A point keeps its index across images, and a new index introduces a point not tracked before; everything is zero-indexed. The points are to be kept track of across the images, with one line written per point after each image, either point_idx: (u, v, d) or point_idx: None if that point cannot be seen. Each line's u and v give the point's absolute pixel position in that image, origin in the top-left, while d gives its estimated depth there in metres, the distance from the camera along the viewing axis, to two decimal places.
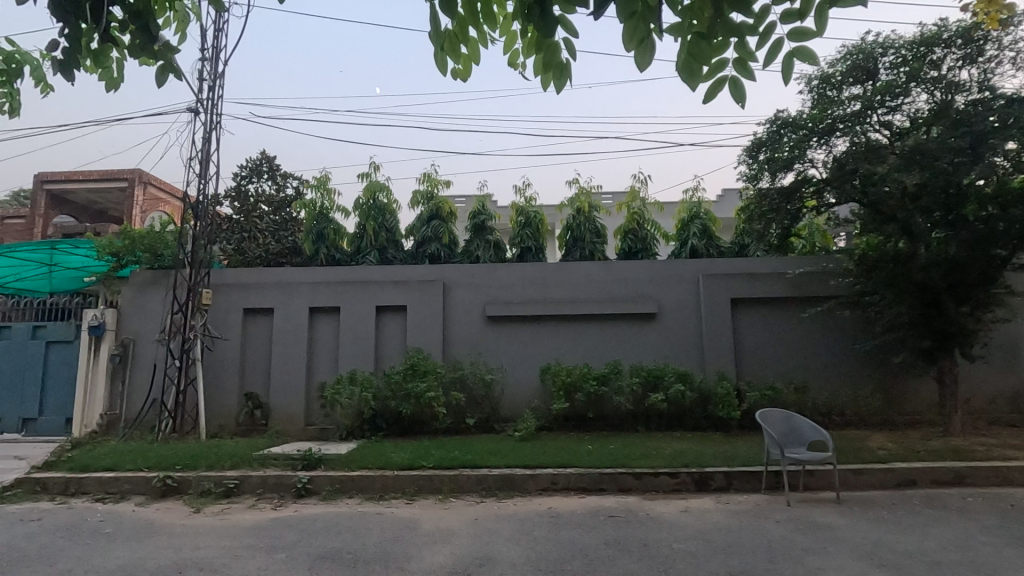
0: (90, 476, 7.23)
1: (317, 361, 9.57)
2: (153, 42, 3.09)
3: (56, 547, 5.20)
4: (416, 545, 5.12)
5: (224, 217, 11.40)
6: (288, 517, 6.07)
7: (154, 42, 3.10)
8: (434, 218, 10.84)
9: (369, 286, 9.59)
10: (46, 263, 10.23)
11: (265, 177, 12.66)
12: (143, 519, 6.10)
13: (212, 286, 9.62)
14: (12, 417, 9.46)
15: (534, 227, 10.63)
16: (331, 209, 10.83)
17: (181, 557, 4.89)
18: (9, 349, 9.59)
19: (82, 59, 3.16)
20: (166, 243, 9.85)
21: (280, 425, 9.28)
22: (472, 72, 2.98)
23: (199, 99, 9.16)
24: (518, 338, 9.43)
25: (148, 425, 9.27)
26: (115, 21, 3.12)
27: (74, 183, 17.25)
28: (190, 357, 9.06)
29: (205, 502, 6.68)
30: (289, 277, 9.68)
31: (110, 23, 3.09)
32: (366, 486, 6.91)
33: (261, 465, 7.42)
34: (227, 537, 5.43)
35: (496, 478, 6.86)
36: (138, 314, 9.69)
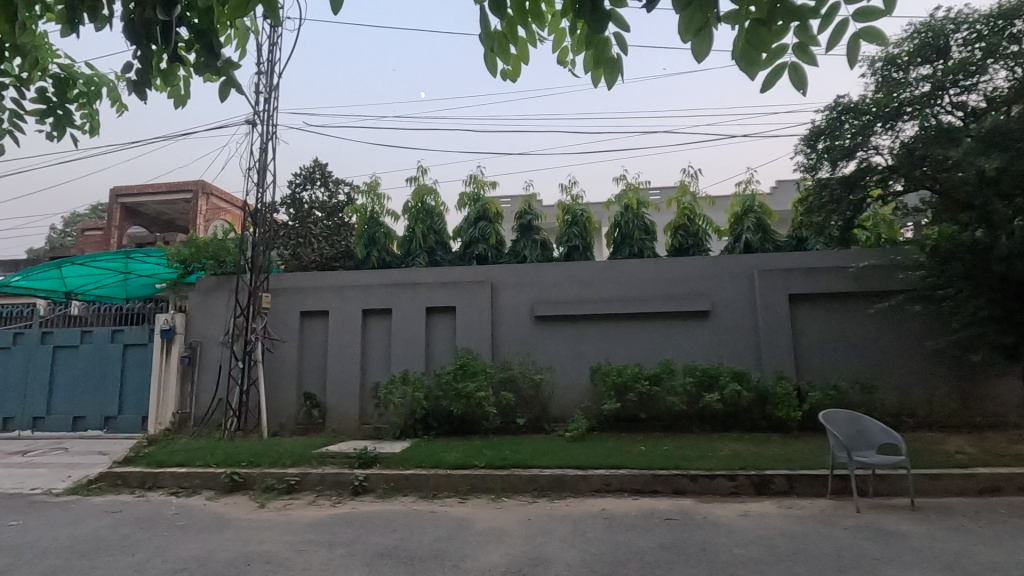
0: (164, 472, 7.67)
1: (370, 362, 9.82)
2: (216, 59, 3.24)
3: (136, 537, 5.56)
4: (470, 545, 5.16)
5: (281, 224, 11.89)
6: (345, 514, 6.25)
7: (217, 59, 3.25)
8: (481, 219, 10.93)
9: (419, 288, 9.76)
10: (122, 272, 10.94)
11: (318, 184, 13.11)
12: (213, 512, 6.44)
13: (271, 291, 10.03)
14: (95, 415, 10.18)
15: (581, 226, 10.54)
16: (381, 213, 11.10)
17: (248, 550, 5.11)
18: (91, 352, 10.32)
19: (153, 78, 3.33)
20: (227, 250, 10.44)
21: (336, 424, 9.57)
22: (521, 72, 2.97)
23: (256, 111, 9.60)
24: (567, 337, 9.37)
25: (215, 424, 9.74)
26: (182, 41, 3.28)
27: (144, 197, 18.40)
28: (252, 359, 9.45)
29: (269, 498, 6.98)
30: (343, 280, 9.99)
31: (177, 44, 3.26)
32: (420, 485, 7.03)
33: (319, 463, 7.68)
34: (289, 531, 5.65)
35: (547, 479, 6.84)
36: (204, 318, 10.21)
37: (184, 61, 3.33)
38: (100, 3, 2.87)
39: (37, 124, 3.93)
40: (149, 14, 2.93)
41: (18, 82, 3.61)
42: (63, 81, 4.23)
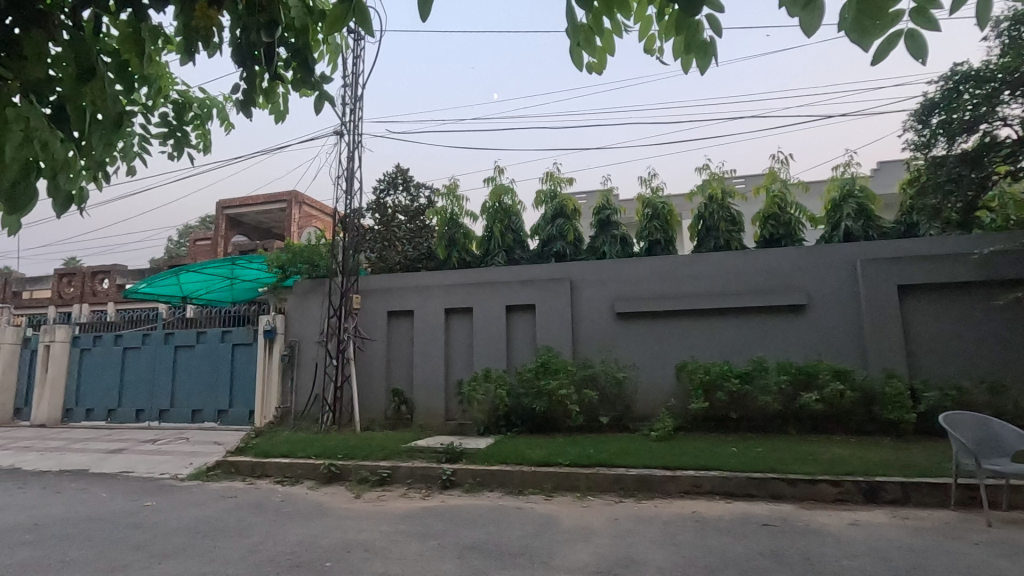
0: (270, 462, 8.28)
1: (453, 360, 10.08)
2: (312, 74, 3.39)
3: (249, 521, 6.04)
4: (557, 542, 5.15)
5: (367, 228, 12.50)
6: (435, 507, 6.45)
7: (313, 74, 3.40)
8: (558, 216, 10.90)
9: (499, 287, 9.89)
10: (229, 277, 11.91)
11: (400, 189, 13.65)
12: (315, 501, 6.87)
13: (361, 292, 10.55)
14: (210, 409, 11.17)
15: (662, 219, 10.21)
16: (460, 215, 11.33)
17: (347, 538, 5.40)
18: (206, 351, 11.34)
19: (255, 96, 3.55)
20: (320, 255, 11.09)
21: (423, 420, 9.90)
22: (607, 64, 2.90)
23: (342, 122, 10.11)
24: (649, 334, 9.14)
25: (313, 418, 10.39)
26: (280, 61, 3.51)
27: (246, 207, 19.92)
28: (345, 357, 9.99)
29: (364, 489, 7.35)
30: (426, 281, 10.33)
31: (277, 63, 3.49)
32: (505, 481, 7.13)
33: (409, 457, 7.99)
34: (384, 522, 5.92)
35: (634, 478, 6.70)
36: (302, 319, 10.93)
37: (282, 79, 3.55)
38: (212, 32, 3.08)
39: (162, 146, 4.36)
40: (255, 36, 3.09)
41: (146, 110, 4.02)
42: (181, 106, 4.66)
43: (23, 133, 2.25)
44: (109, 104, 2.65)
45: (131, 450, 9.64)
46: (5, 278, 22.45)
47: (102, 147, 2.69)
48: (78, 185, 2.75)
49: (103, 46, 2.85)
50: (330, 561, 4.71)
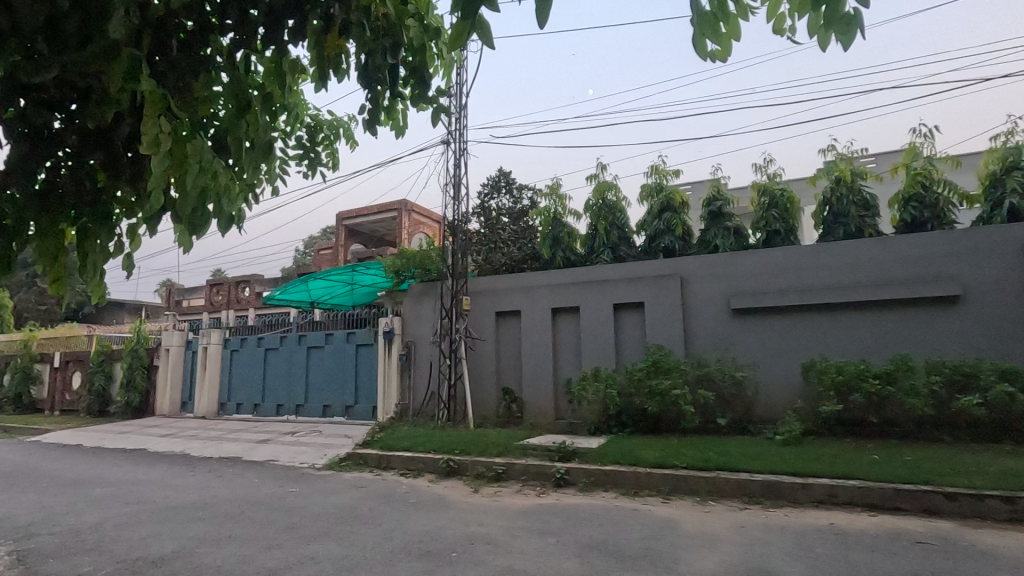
0: (394, 455, 8.84)
1: (562, 359, 10.11)
2: (427, 89, 3.40)
3: (380, 510, 6.50)
4: (680, 547, 4.99)
5: (474, 232, 13.05)
6: (551, 504, 6.52)
7: (428, 90, 3.42)
8: (665, 210, 10.55)
9: (605, 285, 9.78)
10: (349, 283, 12.88)
11: (504, 192, 14.01)
12: (437, 494, 7.23)
13: (470, 294, 10.92)
14: (338, 404, 12.17)
15: (781, 207, 9.52)
16: (564, 214, 11.33)
17: (469, 530, 5.62)
18: (334, 351, 12.37)
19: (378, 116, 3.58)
20: (431, 259, 11.62)
21: (533, 418, 10.03)
22: (732, 51, 2.72)
23: (450, 131, 10.55)
24: (770, 331, 8.56)
25: (430, 414, 10.93)
26: (399, 78, 3.53)
27: (361, 218, 21.36)
28: (457, 356, 10.41)
29: (481, 483, 7.61)
30: (532, 281, 10.46)
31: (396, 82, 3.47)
32: (620, 481, 7.03)
33: (522, 454, 8.16)
34: (503, 517, 6.08)
35: (759, 484, 6.31)
36: (416, 320, 11.53)
37: (402, 96, 3.54)
38: (340, 59, 3.30)
39: (298, 167, 4.80)
40: (380, 60, 3.26)
41: (284, 135, 4.46)
42: (313, 130, 5.10)
43: (198, 165, 2.60)
44: (259, 134, 3.00)
45: (275, 441, 10.75)
46: (170, 289, 26.08)
47: (252, 171, 3.03)
48: (237, 207, 3.16)
49: (251, 82, 3.18)
50: (456, 552, 4.93)
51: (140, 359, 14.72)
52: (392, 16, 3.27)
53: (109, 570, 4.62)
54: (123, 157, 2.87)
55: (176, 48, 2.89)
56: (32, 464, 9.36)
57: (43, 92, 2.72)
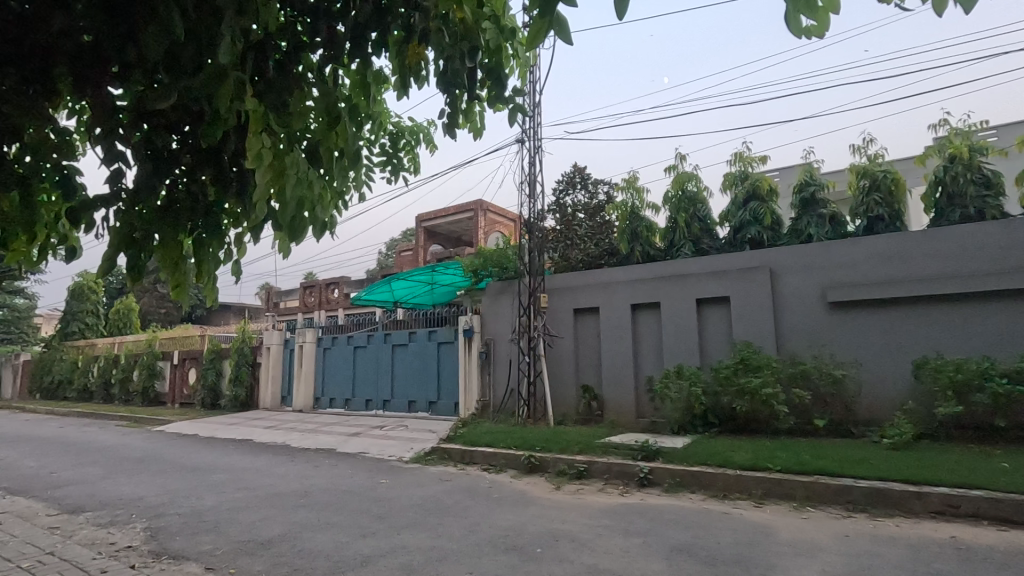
0: (477, 450, 9.04)
1: (642, 356, 9.89)
2: (504, 89, 3.40)
3: (465, 503, 6.68)
4: (776, 554, 4.73)
5: (550, 229, 13.09)
6: (635, 504, 6.40)
7: (506, 90, 3.43)
8: (752, 199, 10.01)
9: (688, 280, 9.44)
10: (429, 282, 13.30)
11: (579, 187, 13.98)
12: (520, 489, 7.31)
13: (547, 291, 10.92)
14: (423, 400, 12.62)
15: (885, 190, 8.73)
16: (642, 207, 11.05)
17: (553, 527, 5.64)
18: (417, 349, 12.83)
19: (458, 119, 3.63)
20: (508, 257, 11.76)
21: (614, 416, 9.88)
22: (829, 25, 2.53)
23: (524, 130, 10.61)
24: (874, 326, 7.90)
25: (510, 411, 11.05)
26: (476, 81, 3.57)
27: (439, 219, 21.98)
28: (535, 353, 10.42)
29: (563, 481, 7.59)
30: (610, 277, 10.28)
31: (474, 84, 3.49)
32: (708, 483, 6.77)
33: (604, 452, 8.06)
34: (585, 515, 6.04)
35: (864, 491, 5.85)
36: (495, 318, 11.67)
37: (479, 98, 3.56)
38: (420, 67, 3.38)
39: (383, 172, 5.02)
40: (458, 64, 3.30)
41: (369, 143, 4.65)
42: (394, 136, 5.29)
43: (296, 177, 2.77)
44: (349, 144, 3.15)
45: (365, 434, 11.33)
46: (268, 291, 28.20)
47: (341, 178, 3.21)
48: (330, 213, 3.34)
49: (339, 95, 3.34)
50: (541, 548, 4.96)
51: (245, 357, 16.02)
52: (469, 20, 3.30)
53: (225, 549, 5.08)
54: (230, 171, 3.11)
55: (271, 68, 3.09)
56: (159, 451, 10.46)
57: (163, 117, 3.02)
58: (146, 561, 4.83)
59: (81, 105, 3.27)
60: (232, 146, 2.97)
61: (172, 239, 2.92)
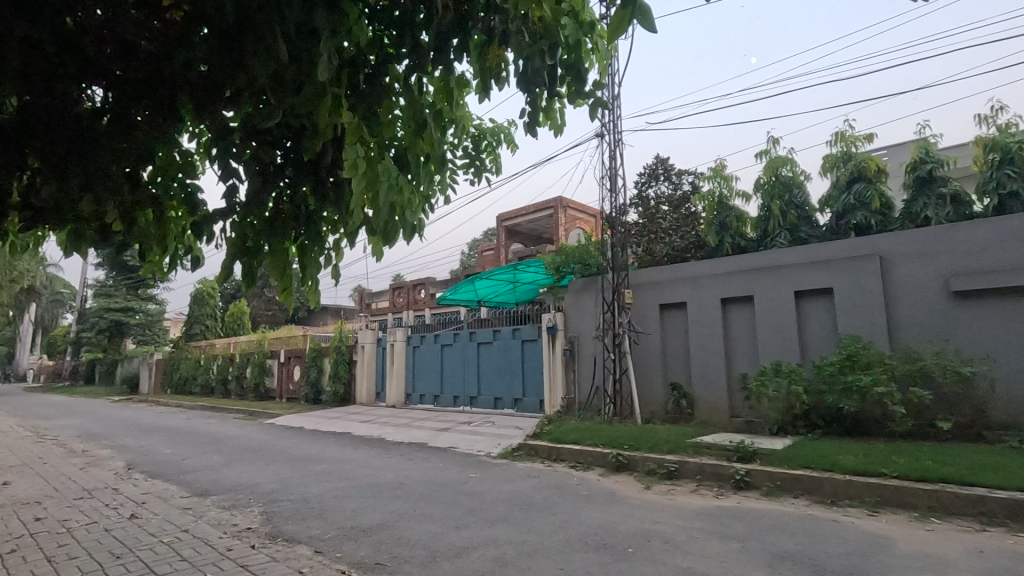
0: (563, 448, 9.04)
1: (735, 352, 9.42)
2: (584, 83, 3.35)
3: (554, 500, 6.70)
4: (895, 567, 4.34)
5: (632, 223, 12.85)
6: (731, 507, 6.12)
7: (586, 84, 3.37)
8: (856, 181, 9.24)
9: (784, 271, 8.87)
10: (512, 281, 13.50)
11: (662, 178, 13.81)
12: (609, 487, 7.23)
13: (631, 287, 10.68)
14: (509, 397, 12.83)
15: (1020, 163, 7.71)
16: (731, 196, 10.55)
17: (644, 527, 5.52)
18: (502, 347, 13.05)
19: (538, 118, 3.62)
20: (590, 253, 11.64)
21: (706, 415, 9.49)
22: None
23: (603, 123, 10.45)
24: (1009, 317, 7.03)
25: (595, 409, 10.92)
26: (556, 78, 3.55)
27: (520, 218, 22.16)
28: (621, 350, 10.23)
29: (653, 480, 7.40)
30: (698, 270, 9.86)
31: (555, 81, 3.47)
32: (813, 488, 6.34)
33: (696, 451, 7.78)
34: (678, 516, 5.85)
35: (1002, 503, 5.21)
36: (578, 315, 11.57)
37: (559, 95, 3.53)
38: (501, 69, 3.41)
39: (467, 174, 5.14)
40: (538, 63, 3.31)
41: (453, 147, 4.78)
42: (477, 138, 5.41)
43: (386, 183, 2.91)
44: (435, 149, 3.24)
45: (455, 429, 11.71)
46: (362, 293, 29.88)
47: (428, 183, 3.31)
48: (419, 216, 3.45)
49: (424, 101, 3.46)
50: (632, 548, 4.87)
51: (343, 355, 17.07)
52: (548, 17, 3.28)
53: (331, 535, 5.44)
54: (328, 182, 3.29)
55: (362, 81, 3.25)
56: (270, 442, 11.40)
57: (269, 135, 3.29)
58: (264, 542, 5.29)
59: (201, 129, 3.63)
60: (330, 157, 3.15)
61: (278, 245, 3.17)
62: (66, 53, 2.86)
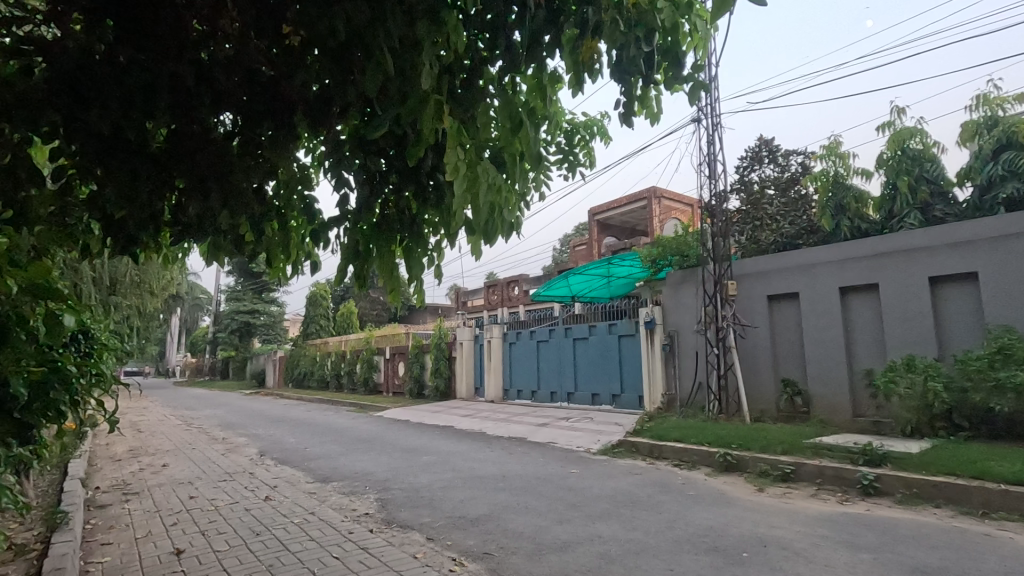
0: (666, 445, 8.78)
1: (858, 346, 8.61)
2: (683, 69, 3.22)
3: (659, 499, 6.51)
4: None
5: (734, 211, 12.22)
6: (859, 515, 5.62)
7: (684, 70, 3.24)
8: (1004, 149, 8.11)
9: (915, 255, 7.96)
10: (607, 275, 13.31)
11: (766, 161, 13.02)
12: (717, 488, 6.91)
13: (735, 278, 10.11)
14: (606, 393, 12.69)
15: None
16: (848, 175, 9.68)
17: (759, 531, 5.22)
18: (599, 342, 12.93)
19: (633, 108, 3.50)
20: (689, 245, 11.12)
21: (825, 415, 8.77)
22: None
23: (700, 108, 9.97)
24: None
25: (699, 406, 10.47)
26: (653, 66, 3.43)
27: (612, 211, 21.76)
28: (726, 345, 9.73)
29: (766, 482, 6.97)
30: (812, 257, 9.10)
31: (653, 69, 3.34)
32: (958, 497, 5.65)
33: (814, 453, 7.23)
34: (797, 522, 5.46)
35: None
36: (678, 309, 11.14)
37: (656, 83, 3.40)
38: (594, 60, 3.33)
39: (561, 170, 5.14)
40: (634, 51, 3.20)
41: (546, 144, 4.80)
42: (570, 133, 5.38)
43: (486, 183, 2.95)
44: (531, 147, 3.24)
45: (553, 425, 11.77)
46: (458, 292, 30.95)
47: (524, 181, 3.32)
48: (516, 214, 3.48)
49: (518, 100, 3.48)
50: (748, 553, 4.62)
51: (443, 352, 17.78)
52: (643, 4, 3.17)
53: (441, 523, 5.69)
54: (429, 185, 3.42)
55: (459, 86, 3.35)
56: (380, 434, 12.15)
57: (375, 144, 3.47)
58: (380, 527, 5.64)
59: (316, 143, 3.93)
60: (431, 161, 3.26)
61: (385, 248, 3.34)
62: (204, 86, 3.21)
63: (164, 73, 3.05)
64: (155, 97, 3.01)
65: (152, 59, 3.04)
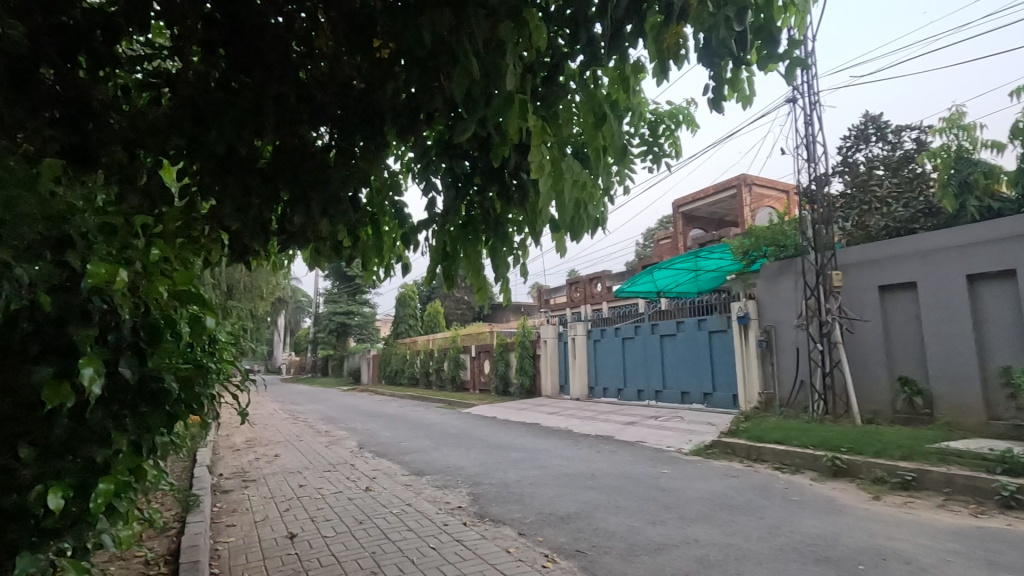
0: (765, 447, 8.31)
1: (990, 339, 7.68)
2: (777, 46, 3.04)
3: (759, 503, 6.16)
4: None
5: (837, 195, 11.30)
6: (998, 530, 4.99)
7: (778, 47, 3.06)
8: None
9: None
10: (694, 269, 12.86)
11: (874, 139, 11.90)
12: (824, 494, 6.42)
13: (840, 268, 9.36)
14: (697, 391, 12.22)
15: None
16: (974, 150, 8.69)
17: (875, 543, 4.80)
18: (688, 338, 12.47)
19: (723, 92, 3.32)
20: (785, 234, 10.50)
21: (951, 416, 7.89)
22: None
23: (795, 87, 9.33)
24: None
25: (801, 406, 9.80)
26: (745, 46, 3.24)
27: (698, 202, 20.90)
28: (831, 340, 9.03)
29: (883, 490, 6.38)
30: (931, 243, 8.22)
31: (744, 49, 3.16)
32: None
33: (940, 460, 6.53)
34: (921, 535, 4.96)
35: None
36: (774, 303, 10.48)
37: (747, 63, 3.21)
38: (680, 45, 3.17)
39: (646, 161, 5.00)
40: (723, 32, 3.02)
41: (629, 136, 4.69)
42: (654, 123, 5.23)
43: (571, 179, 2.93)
44: (616, 140, 3.14)
45: (641, 424, 11.50)
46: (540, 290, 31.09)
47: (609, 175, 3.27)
48: (601, 208, 3.42)
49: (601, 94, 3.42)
50: (863, 565, 4.26)
51: (527, 349, 17.93)
52: None
53: (532, 519, 5.74)
54: (512, 185, 3.43)
55: (540, 85, 3.34)
56: (469, 430, 12.47)
57: (460, 147, 3.42)
58: (473, 520, 5.80)
59: (405, 150, 4.08)
60: (515, 161, 3.27)
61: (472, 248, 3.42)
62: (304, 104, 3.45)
63: (269, 93, 3.31)
64: (262, 117, 3.29)
65: (259, 83, 3.34)
